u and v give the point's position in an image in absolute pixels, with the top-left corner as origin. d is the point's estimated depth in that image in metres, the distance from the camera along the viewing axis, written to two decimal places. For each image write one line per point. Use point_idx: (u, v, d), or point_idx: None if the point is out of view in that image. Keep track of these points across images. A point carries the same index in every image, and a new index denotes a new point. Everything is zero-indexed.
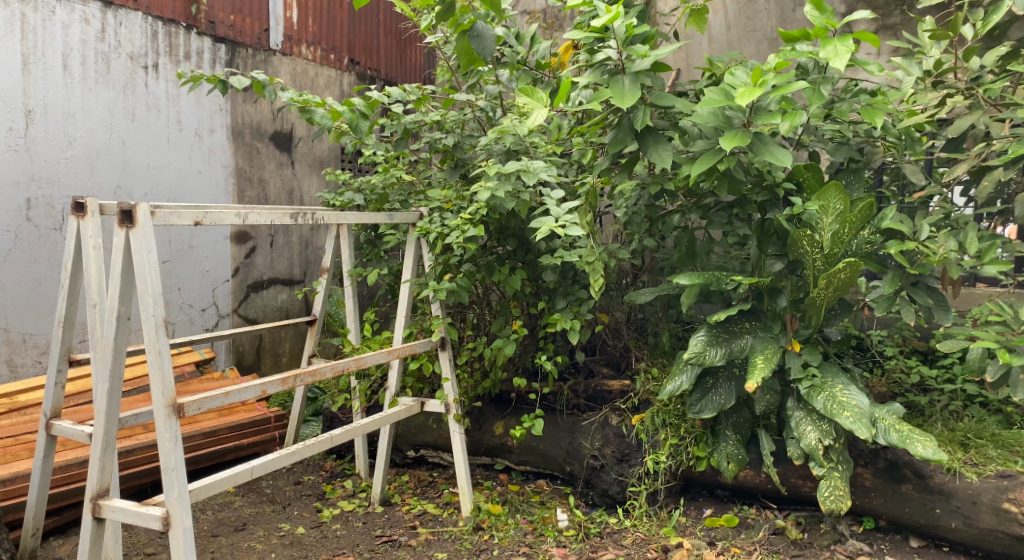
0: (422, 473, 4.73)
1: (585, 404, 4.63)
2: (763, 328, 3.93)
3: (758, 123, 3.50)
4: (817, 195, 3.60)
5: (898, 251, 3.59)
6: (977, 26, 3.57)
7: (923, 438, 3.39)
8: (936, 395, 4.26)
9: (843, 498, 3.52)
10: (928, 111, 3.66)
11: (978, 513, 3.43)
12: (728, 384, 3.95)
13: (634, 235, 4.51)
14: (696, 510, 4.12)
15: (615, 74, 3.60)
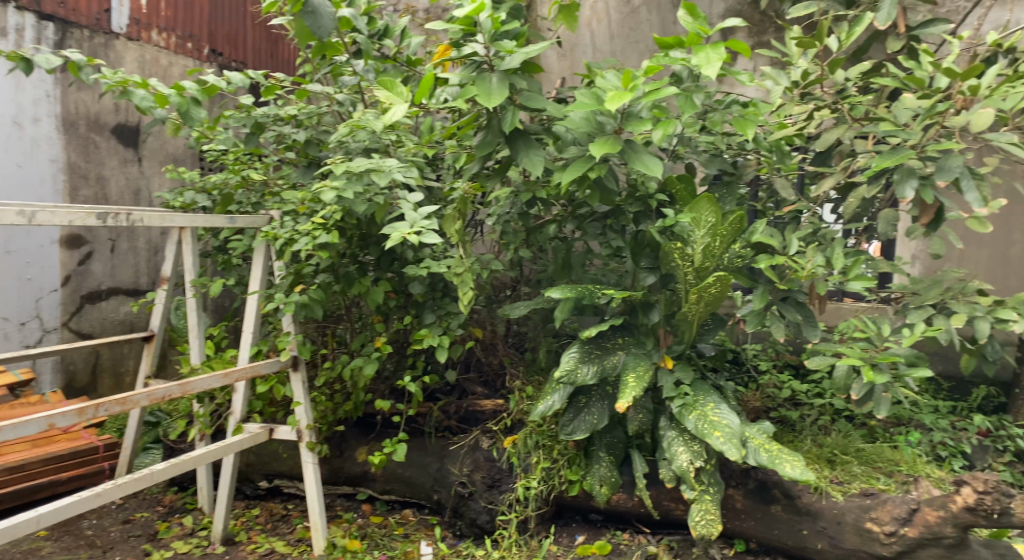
0: (274, 506, 4.29)
1: (456, 426, 4.32)
2: (636, 343, 3.77)
3: (629, 129, 3.32)
4: (689, 207, 3.47)
5: (768, 265, 3.51)
6: (841, 39, 3.56)
7: (791, 458, 3.29)
8: (806, 410, 4.25)
9: (713, 522, 3.37)
10: (797, 125, 3.66)
11: (843, 534, 3.38)
12: (601, 403, 3.76)
13: (510, 245, 4.28)
14: (568, 537, 3.91)
15: (483, 72, 3.34)
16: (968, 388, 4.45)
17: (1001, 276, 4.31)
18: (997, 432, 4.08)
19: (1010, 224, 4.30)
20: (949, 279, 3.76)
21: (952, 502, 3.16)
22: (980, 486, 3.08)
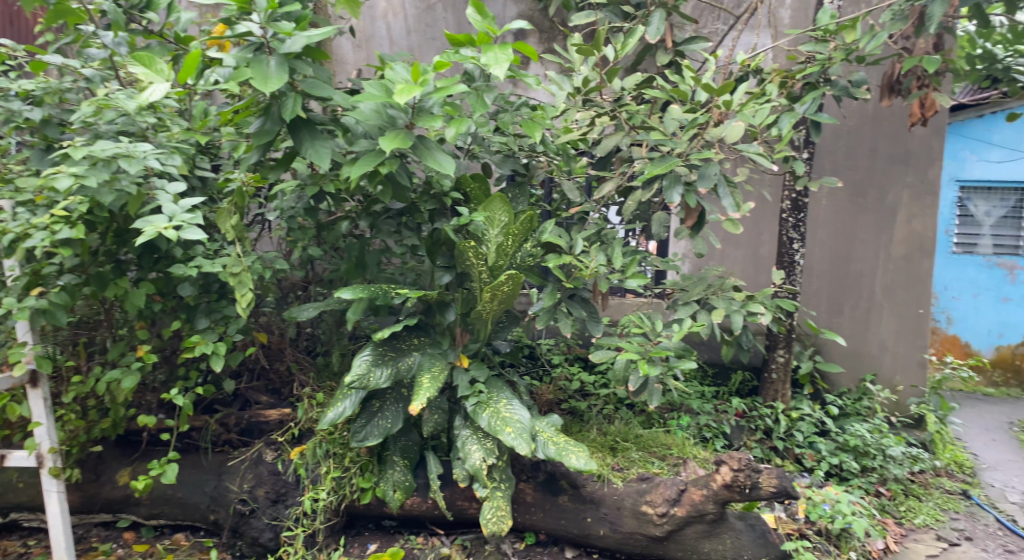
0: (10, 546, 3.66)
1: (237, 439, 3.97)
2: (432, 343, 3.71)
3: (420, 124, 3.23)
4: (482, 206, 3.49)
5: (556, 265, 3.62)
6: (617, 48, 3.77)
7: (576, 449, 3.42)
8: (593, 400, 4.46)
9: (504, 518, 3.41)
10: (581, 130, 3.85)
11: (622, 518, 3.57)
12: (395, 406, 3.64)
13: (297, 242, 4.01)
14: (360, 547, 3.77)
15: (259, 54, 3.08)
16: (727, 373, 4.95)
17: (753, 273, 4.86)
18: (750, 413, 4.58)
19: (760, 227, 4.84)
20: (711, 276, 4.14)
21: (712, 481, 3.40)
22: (735, 465, 3.36)
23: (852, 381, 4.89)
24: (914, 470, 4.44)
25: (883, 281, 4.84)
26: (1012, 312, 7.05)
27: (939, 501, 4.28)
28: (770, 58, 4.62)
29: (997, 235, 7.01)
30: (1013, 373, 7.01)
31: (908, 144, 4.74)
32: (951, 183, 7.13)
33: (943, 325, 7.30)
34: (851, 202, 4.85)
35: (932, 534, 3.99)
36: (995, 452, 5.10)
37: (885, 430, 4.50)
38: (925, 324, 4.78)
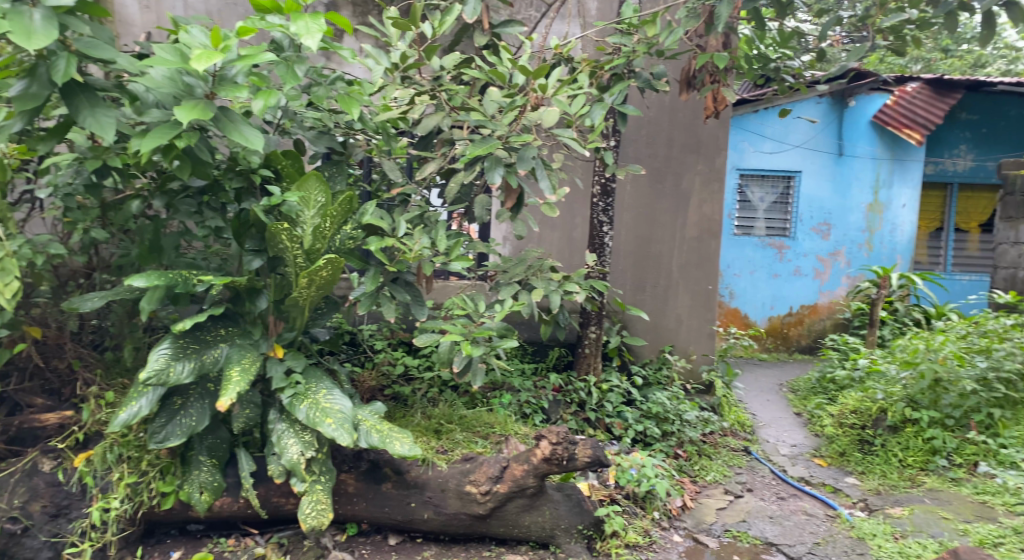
0: None
1: (6, 450, 3.48)
2: (242, 334, 3.46)
3: (223, 94, 2.95)
4: (296, 185, 3.33)
5: (377, 248, 3.52)
6: (435, 26, 3.71)
7: (400, 436, 3.38)
8: (417, 384, 4.42)
9: (324, 512, 3.29)
10: (401, 108, 3.75)
11: (446, 500, 3.59)
12: (200, 403, 3.34)
13: (76, 224, 3.54)
14: (161, 556, 3.45)
15: (19, 4, 2.63)
16: (546, 350, 5.14)
17: (567, 254, 5.07)
18: (566, 388, 4.79)
19: (573, 210, 5.06)
20: (530, 258, 4.25)
21: (533, 456, 3.53)
22: (554, 438, 3.52)
23: (654, 353, 5.29)
24: (706, 431, 4.92)
25: (679, 260, 5.27)
26: (782, 287, 7.94)
27: (725, 458, 4.79)
28: (579, 46, 4.81)
29: (769, 219, 8.01)
30: (781, 340, 7.93)
31: (699, 134, 5.19)
32: (734, 171, 7.95)
33: (727, 299, 8.01)
34: (652, 187, 5.24)
35: (721, 488, 4.45)
36: (770, 411, 5.79)
37: (682, 396, 4.96)
38: (714, 298, 5.28)
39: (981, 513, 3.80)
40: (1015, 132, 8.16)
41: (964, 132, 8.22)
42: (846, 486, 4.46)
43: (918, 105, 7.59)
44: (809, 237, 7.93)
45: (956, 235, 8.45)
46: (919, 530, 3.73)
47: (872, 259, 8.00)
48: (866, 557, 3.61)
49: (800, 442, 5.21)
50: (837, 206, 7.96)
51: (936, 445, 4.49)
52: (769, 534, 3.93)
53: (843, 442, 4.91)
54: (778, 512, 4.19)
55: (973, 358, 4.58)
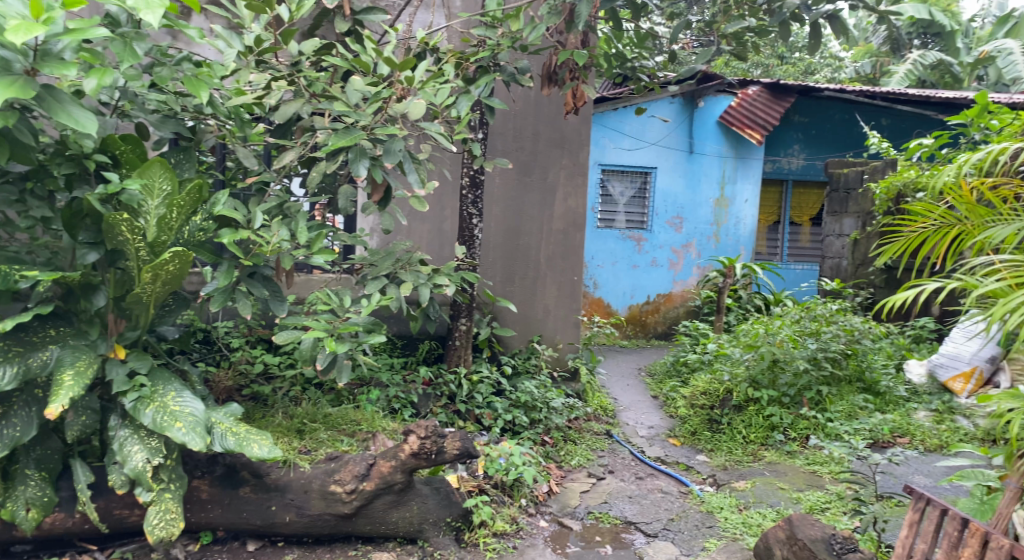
0: None
1: None
2: (75, 334, 3.15)
3: (46, 71, 2.65)
4: (138, 172, 3.08)
5: (231, 240, 3.32)
6: (292, 8, 3.54)
7: (259, 438, 3.22)
8: (278, 383, 4.24)
9: (174, 521, 3.08)
10: (256, 93, 3.54)
11: (310, 501, 3.47)
12: (26, 411, 3.02)
13: None
14: None
15: None
16: (415, 344, 5.09)
17: (436, 247, 5.03)
18: (436, 381, 4.77)
19: (441, 202, 5.02)
20: (398, 250, 4.17)
21: (401, 451, 3.49)
22: (422, 433, 3.48)
23: (522, 343, 5.39)
24: (571, 417, 5.08)
25: (547, 252, 5.39)
26: (640, 277, 8.35)
27: (589, 442, 4.99)
28: (445, 37, 4.77)
29: (629, 212, 8.36)
30: (640, 327, 8.36)
31: (563, 129, 5.33)
32: (596, 166, 8.19)
33: (590, 290, 8.28)
34: (519, 180, 5.32)
35: (584, 472, 4.62)
36: (630, 395, 6.08)
37: (548, 384, 5.09)
38: (579, 289, 5.46)
39: (811, 482, 4.19)
40: (840, 134, 8.96)
41: (797, 133, 8.97)
42: (697, 463, 4.77)
43: (758, 107, 8.21)
44: (665, 229, 8.39)
45: (790, 228, 9.26)
46: (760, 501, 4.05)
47: (719, 250, 8.59)
48: (714, 529, 3.88)
49: (656, 423, 5.51)
50: (689, 200, 8.47)
51: (774, 421, 4.90)
52: (628, 514, 4.12)
53: (695, 422, 5.24)
54: (636, 491, 4.41)
55: (804, 341, 5.19)
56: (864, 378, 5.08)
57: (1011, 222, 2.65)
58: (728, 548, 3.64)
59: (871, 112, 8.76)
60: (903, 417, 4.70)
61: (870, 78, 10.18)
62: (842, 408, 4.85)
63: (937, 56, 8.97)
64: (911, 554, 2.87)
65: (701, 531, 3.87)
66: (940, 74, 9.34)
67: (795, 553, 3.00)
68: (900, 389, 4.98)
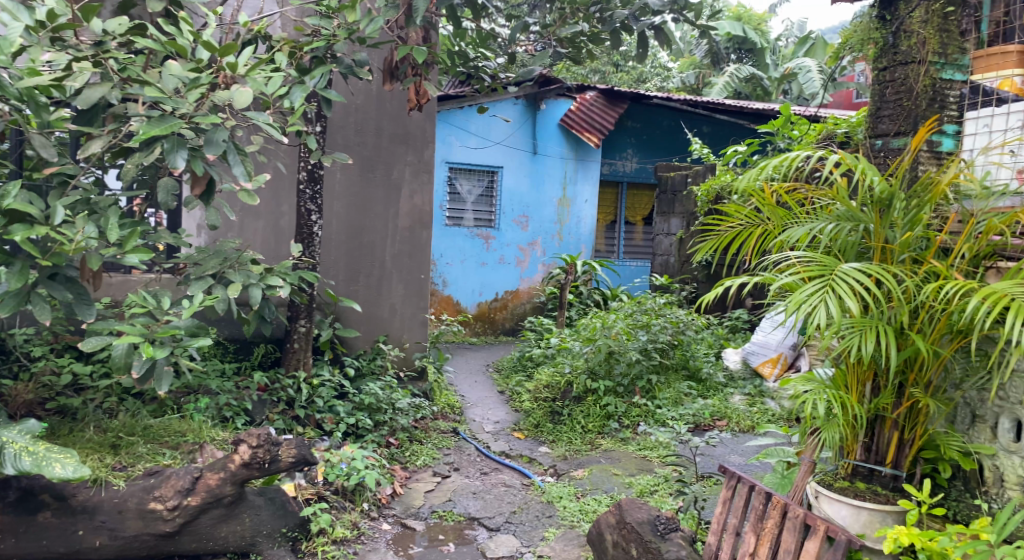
0: None
1: None
2: None
3: None
4: None
5: (25, 237, 2.96)
6: None
7: (62, 456, 2.89)
8: (90, 394, 3.86)
9: None
10: (54, 75, 3.17)
11: (124, 522, 3.18)
12: None
13: None
14: None
15: None
16: (250, 347, 4.83)
17: (273, 245, 4.80)
18: (272, 386, 4.54)
19: (278, 198, 4.80)
20: (227, 249, 3.91)
21: (231, 462, 3.31)
22: (254, 442, 3.34)
23: (367, 343, 5.27)
24: (417, 417, 5.04)
25: (392, 250, 5.30)
26: (488, 274, 8.45)
27: (435, 441, 4.98)
28: (277, 24, 4.57)
29: (477, 210, 8.43)
30: (489, 324, 8.47)
31: (407, 125, 5.27)
32: (443, 164, 8.14)
33: (440, 288, 8.24)
34: (362, 176, 5.19)
35: (429, 471, 4.60)
36: (477, 391, 6.13)
37: (394, 385, 5.00)
38: (425, 287, 5.43)
39: (642, 466, 4.45)
40: (668, 139, 9.59)
41: (631, 137, 9.49)
42: (540, 455, 4.88)
43: (595, 112, 8.59)
44: (511, 227, 8.55)
45: (627, 227, 9.78)
46: (596, 488, 4.24)
47: (562, 248, 8.93)
48: (553, 518, 4.00)
49: (502, 418, 5.59)
50: (534, 199, 8.69)
51: (610, 410, 5.15)
52: (471, 510, 4.15)
53: (538, 415, 5.37)
54: (480, 487, 4.44)
55: (636, 333, 5.57)
56: (688, 365, 5.57)
57: (806, 222, 2.94)
58: (566, 536, 3.76)
59: (695, 120, 9.42)
60: (721, 401, 5.15)
61: (694, 88, 11.01)
62: (670, 395, 5.22)
63: (750, 70, 9.92)
64: (724, 528, 3.09)
65: (541, 521, 3.98)
66: (753, 87, 10.28)
67: (624, 536, 3.14)
68: (719, 375, 5.46)
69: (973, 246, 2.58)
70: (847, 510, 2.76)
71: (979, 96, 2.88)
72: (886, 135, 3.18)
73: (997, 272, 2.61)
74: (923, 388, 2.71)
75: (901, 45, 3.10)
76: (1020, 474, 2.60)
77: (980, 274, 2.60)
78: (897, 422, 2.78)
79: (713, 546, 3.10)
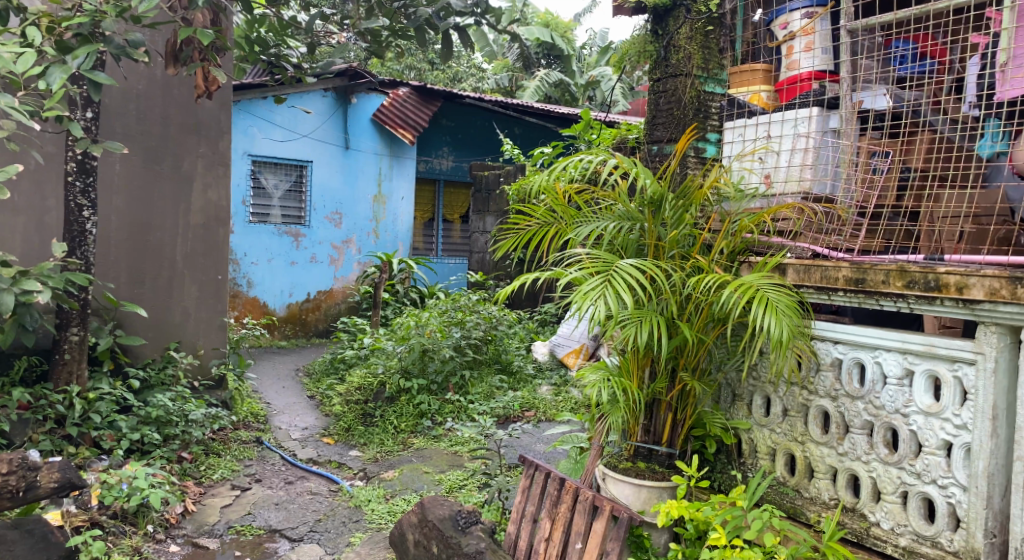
0: None
1: None
2: None
3: None
4: None
5: None
6: None
7: None
8: None
9: None
10: None
11: None
12: None
13: None
14: None
15: None
16: (8, 360, 4.25)
17: (35, 243, 4.26)
18: (36, 403, 4.00)
19: (41, 191, 4.27)
20: None
21: None
22: (5, 468, 2.94)
23: (156, 351, 4.83)
24: (214, 428, 4.70)
25: (184, 249, 4.92)
26: (299, 274, 8.12)
27: (235, 453, 4.68)
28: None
29: (284, 207, 8.05)
30: (300, 326, 8.14)
31: (198, 114, 4.90)
32: (245, 157, 7.69)
33: (245, 289, 7.78)
34: (147, 168, 4.75)
35: (227, 485, 4.31)
36: (284, 397, 5.86)
37: (187, 395, 4.62)
38: (223, 289, 5.09)
39: (452, 462, 4.50)
40: (481, 139, 9.78)
41: (445, 135, 9.57)
42: (349, 459, 4.75)
43: (408, 108, 8.55)
44: (324, 225, 8.28)
45: (444, 225, 9.86)
46: (406, 488, 4.20)
47: (378, 246, 8.79)
48: (360, 523, 3.90)
49: (310, 424, 5.37)
50: (347, 196, 8.48)
51: (423, 409, 5.14)
52: (272, 522, 3.93)
53: (349, 418, 5.24)
54: (283, 497, 4.23)
55: (450, 331, 5.64)
56: (500, 359, 5.74)
57: (592, 221, 3.12)
58: (372, 539, 3.68)
59: (506, 121, 9.70)
60: (529, 392, 5.35)
61: (508, 91, 11.37)
62: (481, 390, 5.35)
63: (559, 76, 10.48)
64: (523, 516, 3.19)
65: (347, 527, 3.87)
66: (562, 92, 10.80)
67: (425, 534, 3.13)
68: (528, 367, 5.71)
69: (730, 242, 2.87)
70: (630, 489, 2.96)
71: (735, 108, 3.21)
72: (661, 141, 3.52)
73: (749, 266, 2.92)
74: (691, 372, 2.98)
75: (671, 59, 3.41)
76: (769, 444, 2.93)
77: (736, 267, 2.90)
78: (671, 405, 3.04)
79: (513, 535, 3.19)
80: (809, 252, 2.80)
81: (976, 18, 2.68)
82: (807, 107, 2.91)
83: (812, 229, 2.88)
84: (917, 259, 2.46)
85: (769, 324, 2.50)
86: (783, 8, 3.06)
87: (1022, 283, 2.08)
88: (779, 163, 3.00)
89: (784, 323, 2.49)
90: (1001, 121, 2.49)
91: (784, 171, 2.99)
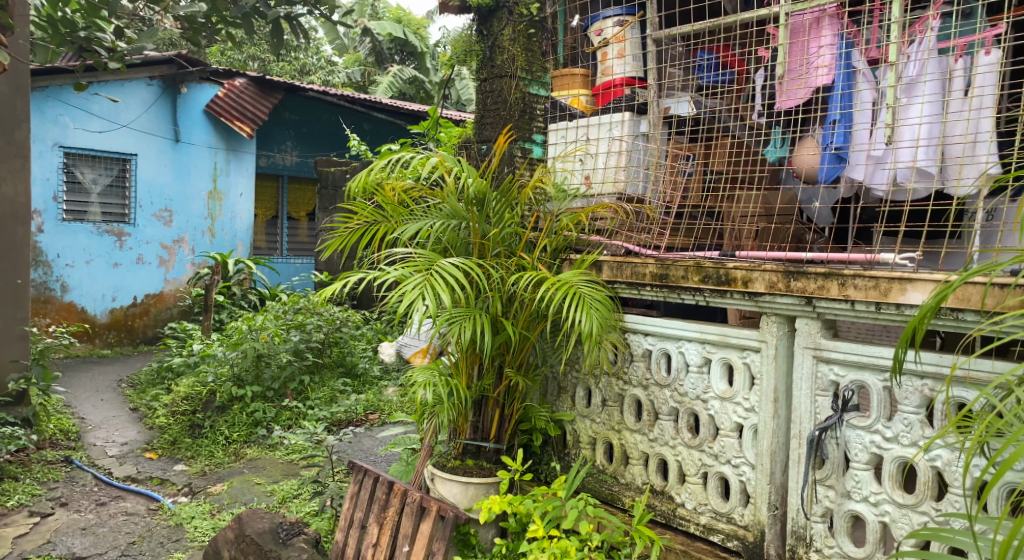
0: None
1: None
2: None
3: None
4: None
5: None
6: None
7: None
8: None
9: None
10: None
11: None
12: None
13: None
14: None
15: None
16: None
17: None
18: None
19: None
20: None
21: None
22: None
23: None
24: (10, 449, 4.22)
25: None
26: (123, 276, 7.50)
27: (36, 475, 4.23)
28: None
29: (105, 203, 7.38)
30: (125, 332, 7.51)
31: None
32: (56, 148, 6.96)
33: (58, 294, 7.04)
34: None
35: (24, 512, 3.87)
36: (101, 411, 5.37)
37: None
38: (24, 294, 4.57)
39: (286, 471, 4.32)
40: (327, 135, 9.51)
41: (289, 130, 9.21)
42: (173, 475, 4.41)
43: (245, 100, 8.20)
44: (150, 223, 7.70)
45: (289, 223, 9.49)
46: (235, 501, 3.97)
47: (214, 246, 8.30)
48: (180, 542, 3.62)
49: (130, 438, 4.95)
50: (178, 192, 7.94)
51: (257, 417, 4.90)
52: (76, 549, 3.56)
53: (174, 430, 4.89)
54: (92, 520, 3.86)
55: (288, 334, 5.41)
56: (345, 362, 5.59)
57: (419, 219, 3.08)
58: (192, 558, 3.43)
59: (354, 117, 9.48)
60: (374, 394, 5.25)
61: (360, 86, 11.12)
62: (322, 394, 5.18)
63: (412, 72, 10.41)
64: (351, 523, 3.11)
65: (165, 548, 3.58)
66: (416, 89, 10.69)
67: (242, 550, 2.95)
68: (375, 369, 5.58)
69: (551, 240, 2.95)
70: (457, 487, 2.96)
71: (557, 110, 3.37)
72: (489, 141, 3.54)
73: (569, 263, 3.02)
74: (516, 367, 3.02)
75: (496, 59, 3.43)
76: (590, 434, 3.05)
77: (557, 265, 2.99)
78: (498, 401, 3.07)
79: (340, 543, 3.10)
80: (622, 249, 2.96)
81: (759, 33, 2.97)
82: (620, 111, 3.06)
83: (624, 228, 3.03)
84: (713, 256, 2.64)
85: (580, 319, 2.59)
86: (598, 15, 3.22)
87: (794, 276, 2.28)
88: (597, 164, 3.12)
89: (595, 318, 2.59)
90: (782, 130, 2.68)
91: (602, 172, 3.11)
